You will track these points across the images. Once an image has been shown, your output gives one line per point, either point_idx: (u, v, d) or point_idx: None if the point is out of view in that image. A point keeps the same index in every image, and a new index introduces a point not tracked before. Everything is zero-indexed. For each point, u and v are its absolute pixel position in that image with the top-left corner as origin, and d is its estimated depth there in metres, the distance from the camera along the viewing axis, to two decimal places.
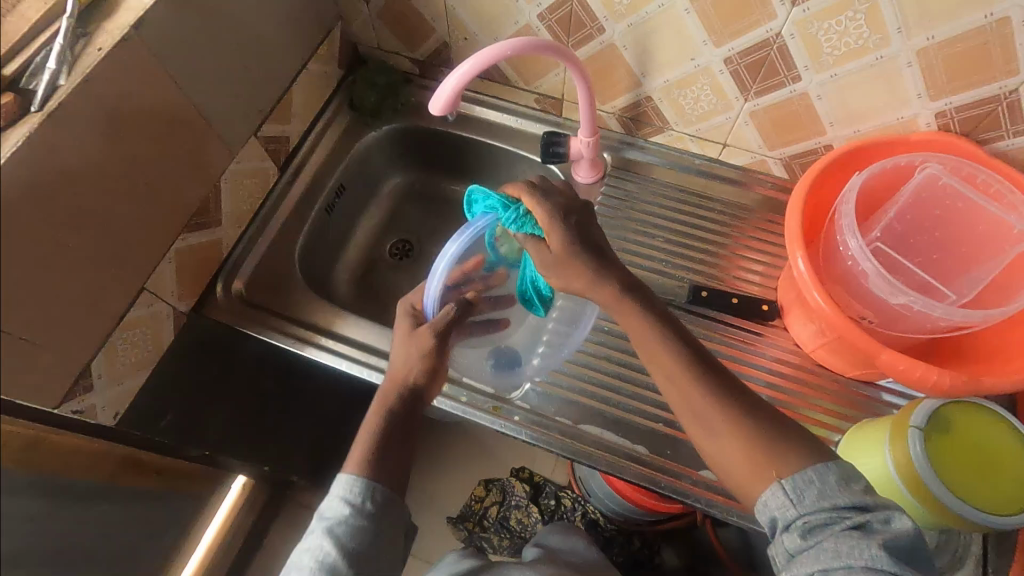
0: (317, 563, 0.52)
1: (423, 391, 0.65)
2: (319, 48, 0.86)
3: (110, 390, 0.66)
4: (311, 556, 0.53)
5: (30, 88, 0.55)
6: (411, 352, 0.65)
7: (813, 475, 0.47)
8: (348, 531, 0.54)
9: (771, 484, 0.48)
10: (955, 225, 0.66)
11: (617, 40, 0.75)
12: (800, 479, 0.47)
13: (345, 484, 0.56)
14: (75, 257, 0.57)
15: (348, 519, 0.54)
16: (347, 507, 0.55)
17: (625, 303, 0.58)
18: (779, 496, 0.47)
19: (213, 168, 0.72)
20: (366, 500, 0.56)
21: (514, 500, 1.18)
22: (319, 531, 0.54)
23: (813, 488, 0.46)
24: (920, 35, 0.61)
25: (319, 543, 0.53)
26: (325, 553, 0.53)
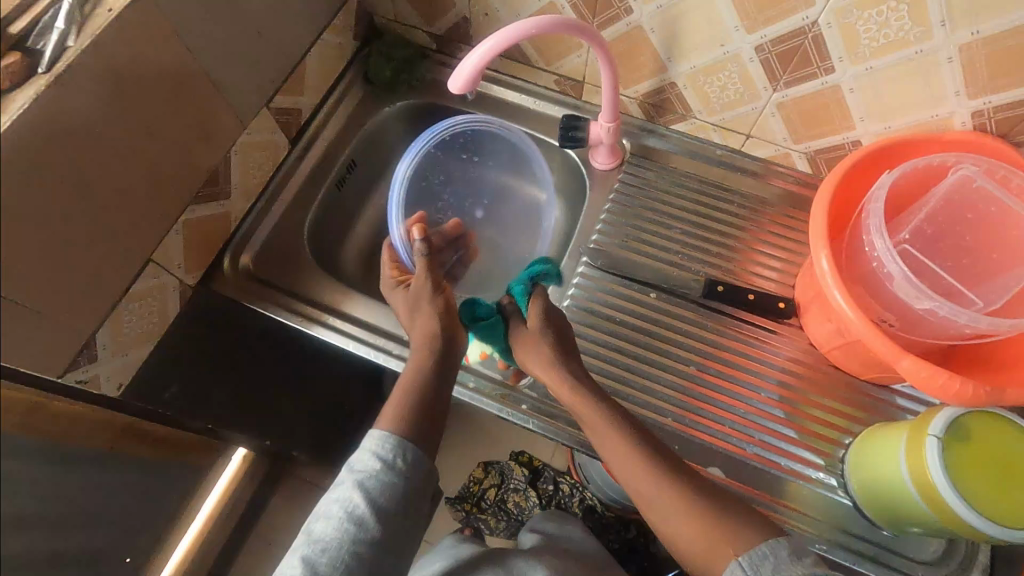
0: (346, 514, 0.52)
1: (453, 344, 0.67)
2: (335, 18, 0.84)
3: (114, 360, 0.64)
4: (339, 506, 0.53)
5: (37, 48, 0.53)
6: (424, 313, 0.68)
7: (766, 551, 0.48)
8: (379, 486, 0.53)
9: (731, 564, 0.49)
10: (986, 229, 0.64)
11: (644, 22, 0.72)
12: (754, 554, 0.48)
13: (377, 440, 0.56)
14: (83, 224, 0.55)
15: (379, 473, 0.54)
16: (378, 462, 0.55)
17: (577, 394, 0.64)
18: (738, 573, 0.48)
19: (224, 139, 0.70)
20: (395, 459, 0.55)
21: (512, 483, 1.18)
22: (349, 484, 0.54)
23: (767, 563, 0.47)
24: (965, 29, 0.58)
25: (348, 494, 0.53)
26: (355, 504, 0.52)
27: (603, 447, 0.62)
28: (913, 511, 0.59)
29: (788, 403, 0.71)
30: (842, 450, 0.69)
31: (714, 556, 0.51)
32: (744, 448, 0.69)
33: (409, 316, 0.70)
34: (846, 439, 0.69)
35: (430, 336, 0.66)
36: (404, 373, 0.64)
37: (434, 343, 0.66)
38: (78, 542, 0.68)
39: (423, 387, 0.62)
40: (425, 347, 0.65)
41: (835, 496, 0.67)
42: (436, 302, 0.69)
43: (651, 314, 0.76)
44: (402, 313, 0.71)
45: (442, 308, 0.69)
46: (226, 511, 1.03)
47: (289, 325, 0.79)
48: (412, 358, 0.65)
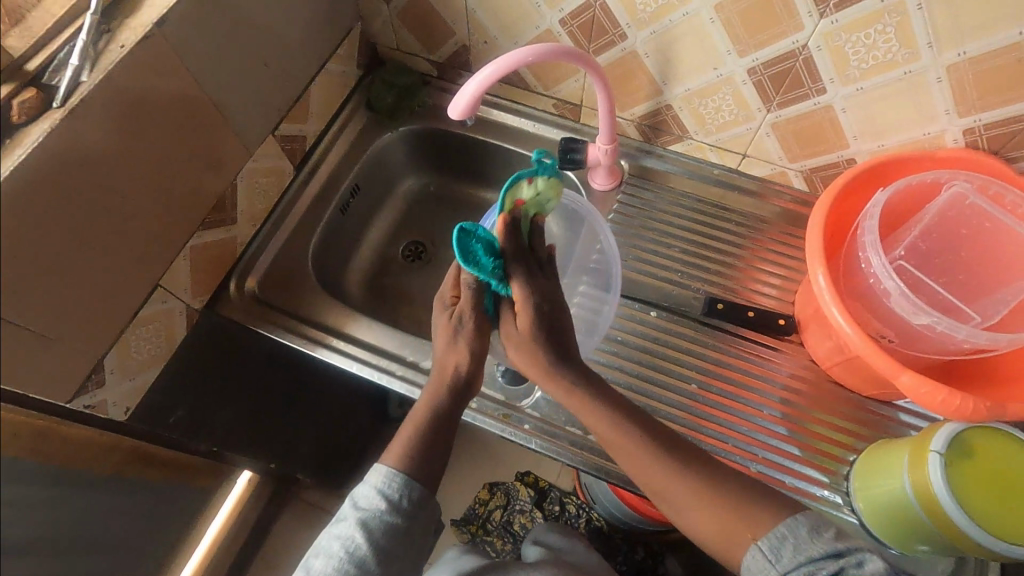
0: (346, 553, 0.52)
1: (474, 377, 0.63)
2: (338, 48, 0.86)
3: (122, 384, 0.66)
4: (340, 544, 0.53)
5: (53, 84, 0.55)
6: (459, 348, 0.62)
7: (784, 531, 0.49)
8: (380, 525, 0.54)
9: (749, 548, 0.49)
10: (981, 246, 0.64)
11: (639, 47, 0.74)
12: (773, 538, 0.49)
13: (383, 477, 0.56)
14: (92, 250, 0.57)
15: (382, 513, 0.54)
16: (382, 500, 0.55)
17: (577, 395, 0.59)
18: (759, 559, 0.48)
19: (230, 166, 0.72)
20: (401, 497, 0.55)
21: (518, 505, 1.17)
22: (352, 521, 0.54)
23: (787, 544, 0.48)
24: (951, 50, 0.60)
25: (350, 533, 0.53)
26: (356, 544, 0.53)
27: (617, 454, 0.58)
28: (916, 527, 0.59)
29: (793, 421, 0.71)
30: (846, 468, 0.68)
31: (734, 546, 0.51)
32: (748, 467, 0.68)
33: (445, 343, 0.63)
34: (850, 456, 0.69)
35: (453, 372, 0.62)
36: (421, 399, 0.62)
37: (461, 377, 0.62)
38: (82, 566, 0.68)
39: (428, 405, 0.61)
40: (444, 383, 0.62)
41: (840, 513, 0.66)
42: (473, 341, 0.62)
43: (652, 333, 0.77)
44: (437, 340, 0.64)
45: (477, 349, 0.63)
46: (230, 535, 1.02)
47: (293, 347, 0.80)
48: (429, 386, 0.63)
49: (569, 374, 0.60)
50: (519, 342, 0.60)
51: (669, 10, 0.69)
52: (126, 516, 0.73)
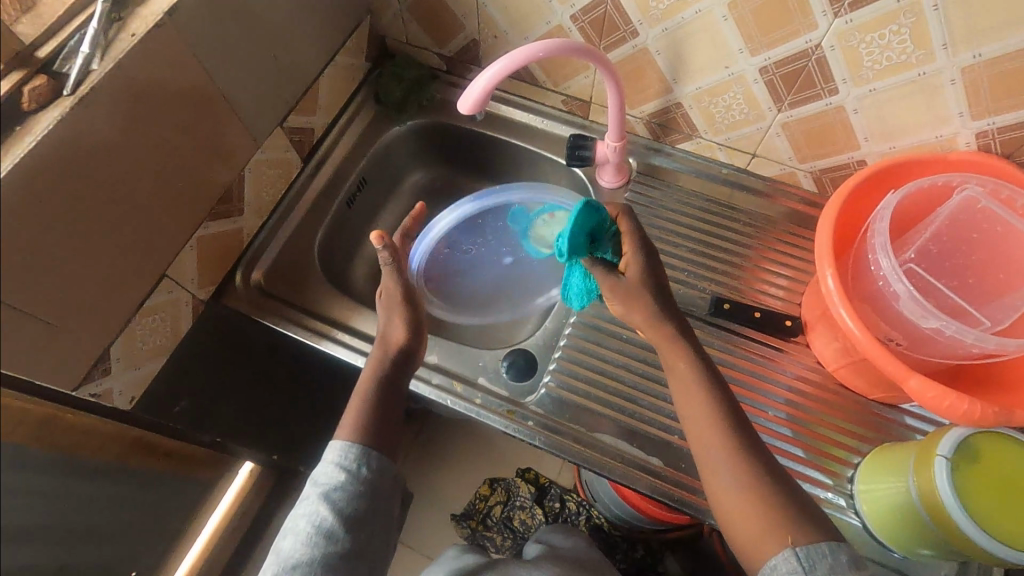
0: (313, 527, 0.53)
1: (412, 348, 0.68)
2: (347, 40, 0.86)
3: (128, 374, 0.66)
4: (306, 520, 0.54)
5: (63, 71, 0.55)
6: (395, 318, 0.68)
7: (826, 549, 0.47)
8: (342, 495, 0.55)
9: (784, 550, 0.48)
10: (992, 249, 0.64)
11: (650, 44, 0.74)
12: (814, 549, 0.47)
13: (339, 451, 0.58)
14: (99, 238, 0.57)
15: (343, 484, 0.56)
16: (340, 472, 0.56)
17: (676, 348, 0.59)
18: (790, 562, 0.47)
19: (239, 156, 0.72)
20: (360, 466, 0.57)
21: (519, 501, 1.18)
22: (314, 497, 0.55)
23: (825, 562, 0.46)
24: (967, 52, 0.59)
25: (315, 508, 0.54)
26: (321, 517, 0.54)
27: (684, 414, 0.58)
28: (922, 530, 0.59)
29: (798, 422, 0.70)
30: (850, 470, 0.68)
31: (763, 545, 0.49)
32: None
33: (384, 319, 0.69)
34: (854, 458, 0.69)
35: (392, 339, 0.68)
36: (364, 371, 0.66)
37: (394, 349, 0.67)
38: (85, 554, 0.68)
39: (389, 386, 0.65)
40: (385, 360, 0.66)
41: (844, 516, 0.66)
42: (407, 314, 0.69)
43: None
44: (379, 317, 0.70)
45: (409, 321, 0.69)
46: (231, 526, 1.03)
47: (298, 339, 0.80)
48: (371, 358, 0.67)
49: (682, 334, 0.60)
50: (627, 291, 0.60)
51: (681, 8, 0.68)
52: (129, 507, 0.73)
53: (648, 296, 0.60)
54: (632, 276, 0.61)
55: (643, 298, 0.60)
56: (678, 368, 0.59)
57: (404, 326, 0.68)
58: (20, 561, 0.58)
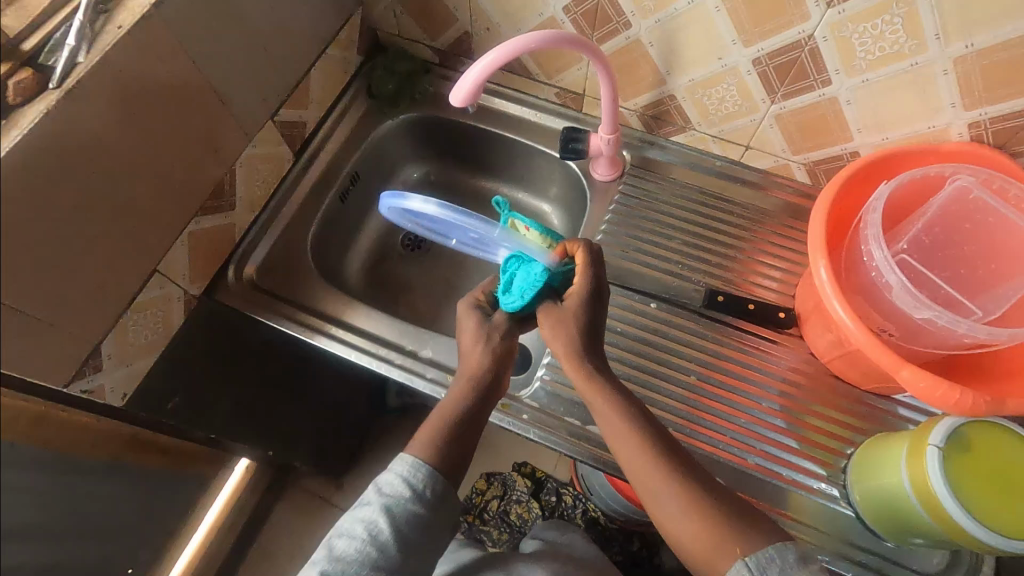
0: (369, 536, 0.53)
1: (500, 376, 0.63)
2: (339, 33, 0.85)
3: (118, 371, 0.65)
4: (362, 527, 0.54)
5: (48, 64, 0.54)
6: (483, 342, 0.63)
7: (772, 552, 0.47)
8: (405, 513, 0.54)
9: (735, 563, 0.48)
10: (985, 240, 0.64)
11: (643, 36, 0.73)
12: (762, 555, 0.47)
13: (407, 466, 0.56)
14: (89, 234, 0.56)
15: (407, 501, 0.55)
16: (407, 488, 0.55)
17: (595, 383, 0.59)
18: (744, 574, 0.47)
19: (229, 151, 0.71)
20: (425, 488, 0.56)
21: (515, 494, 1.17)
22: (376, 506, 0.54)
23: (775, 566, 0.47)
24: (959, 42, 0.59)
25: (374, 518, 0.53)
26: (378, 528, 0.53)
27: (608, 436, 0.58)
28: (916, 521, 0.59)
29: (790, 413, 0.71)
30: (844, 461, 0.68)
31: (717, 556, 0.49)
32: (746, 459, 0.68)
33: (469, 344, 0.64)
34: (848, 449, 0.69)
35: (476, 376, 0.62)
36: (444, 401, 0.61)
37: (481, 377, 0.62)
38: (81, 552, 0.68)
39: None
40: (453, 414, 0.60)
41: (837, 506, 0.67)
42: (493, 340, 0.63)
43: (653, 325, 0.77)
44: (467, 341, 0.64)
45: (501, 350, 0.63)
46: (227, 523, 1.02)
47: (291, 335, 0.80)
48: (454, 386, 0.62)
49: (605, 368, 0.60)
50: (559, 319, 0.60)
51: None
52: (123, 505, 0.73)
53: (579, 328, 0.60)
54: (572, 308, 0.60)
55: (574, 329, 0.60)
56: (597, 397, 0.58)
57: (491, 351, 0.63)
58: (14, 559, 0.58)
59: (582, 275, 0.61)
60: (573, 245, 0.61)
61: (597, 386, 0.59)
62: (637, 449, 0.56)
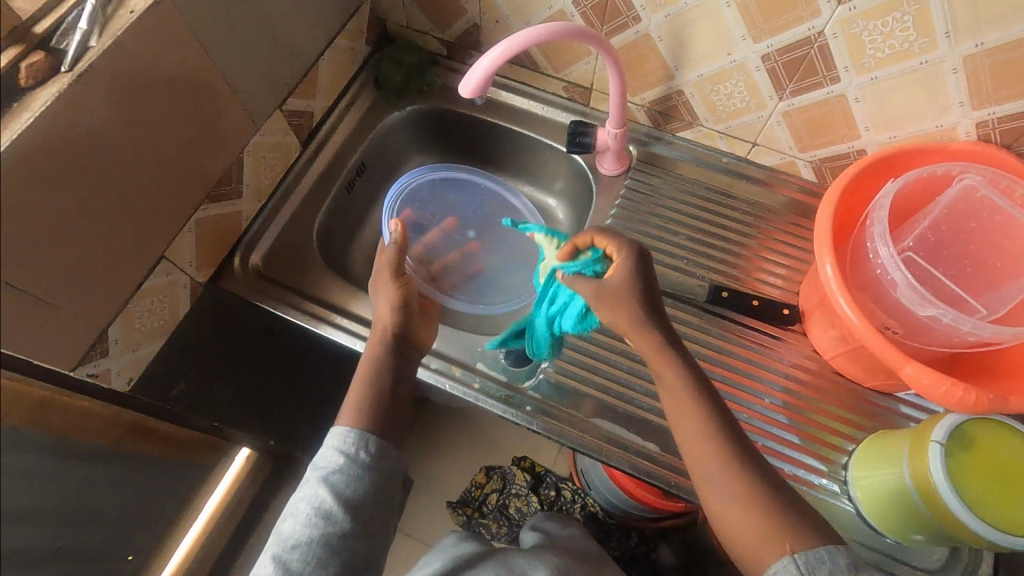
0: (312, 509, 0.55)
1: (407, 332, 0.68)
2: (348, 23, 0.85)
3: (125, 356, 0.66)
4: (305, 503, 0.55)
5: (60, 48, 0.54)
6: (386, 300, 0.68)
7: (824, 554, 0.48)
8: (342, 479, 0.56)
9: (783, 558, 0.49)
10: (990, 239, 0.64)
11: (653, 31, 0.73)
12: (812, 554, 0.48)
13: (338, 436, 0.59)
14: (96, 218, 0.56)
15: (342, 468, 0.57)
16: (339, 456, 0.57)
17: (666, 354, 0.58)
18: (790, 569, 0.48)
19: (237, 139, 0.71)
20: (359, 451, 0.58)
21: (514, 489, 1.18)
22: (314, 481, 0.56)
23: (824, 567, 0.47)
24: (969, 41, 0.59)
25: (314, 491, 0.55)
26: (320, 499, 0.55)
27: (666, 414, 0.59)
28: (916, 517, 0.59)
29: (793, 410, 0.71)
30: (845, 457, 0.69)
31: None
32: None
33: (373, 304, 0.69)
34: (848, 445, 0.69)
35: (385, 329, 0.67)
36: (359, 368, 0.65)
37: (389, 334, 0.67)
38: (83, 537, 0.69)
39: (387, 373, 0.64)
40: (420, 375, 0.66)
41: (838, 502, 0.67)
42: (397, 292, 0.68)
43: None
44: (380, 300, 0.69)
45: (402, 301, 0.67)
46: (227, 512, 1.03)
47: (296, 324, 0.80)
48: (368, 347, 0.67)
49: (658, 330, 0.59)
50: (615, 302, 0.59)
51: None
52: (127, 491, 0.73)
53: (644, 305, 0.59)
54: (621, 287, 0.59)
55: (635, 302, 0.59)
56: (664, 373, 0.59)
57: (396, 310, 0.67)
58: (20, 542, 0.58)
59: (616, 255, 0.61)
60: (581, 237, 0.64)
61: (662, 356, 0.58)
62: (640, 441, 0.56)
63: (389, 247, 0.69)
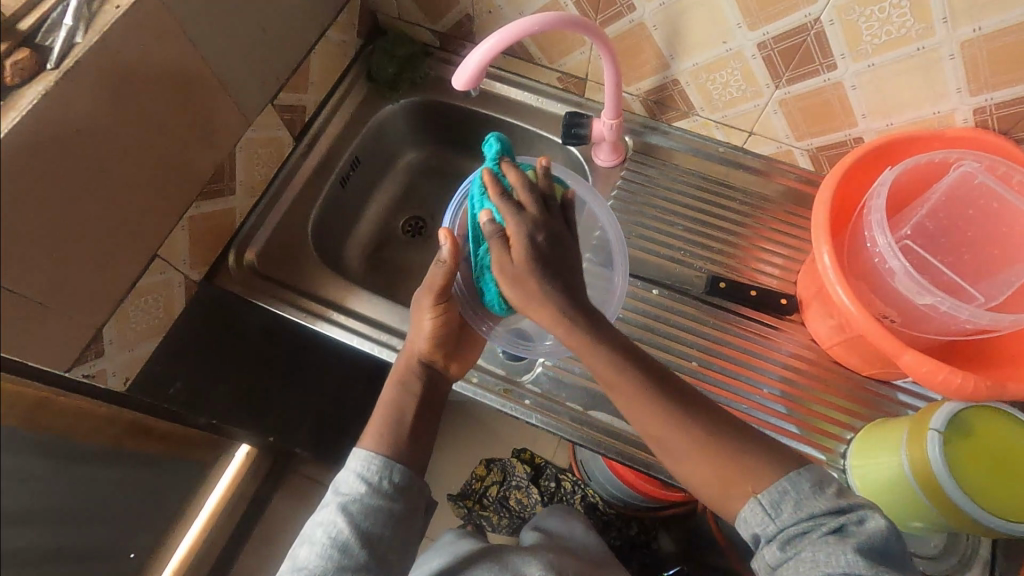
0: (329, 539, 0.54)
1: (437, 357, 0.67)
2: (338, 15, 0.84)
3: (120, 355, 0.65)
4: (323, 531, 0.55)
5: (46, 45, 0.53)
6: (422, 329, 0.66)
7: (787, 485, 0.49)
8: (362, 509, 0.56)
9: (748, 501, 0.49)
10: (988, 225, 0.64)
11: (647, 19, 0.73)
12: (774, 491, 0.49)
13: (362, 462, 0.59)
14: (86, 218, 0.55)
15: (363, 496, 0.56)
16: (362, 485, 0.57)
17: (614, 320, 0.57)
18: (757, 512, 0.48)
19: (228, 135, 0.70)
20: (382, 480, 0.58)
21: (515, 480, 1.17)
22: (333, 507, 0.56)
23: (788, 500, 0.48)
24: (967, 26, 0.59)
25: (332, 519, 0.55)
26: (338, 529, 0.55)
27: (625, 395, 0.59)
28: (912, 503, 0.60)
29: (792, 400, 0.71)
30: (843, 446, 0.69)
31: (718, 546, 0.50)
32: None
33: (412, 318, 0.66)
34: (847, 434, 0.69)
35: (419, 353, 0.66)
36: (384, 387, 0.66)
37: (416, 361, 0.67)
38: (84, 539, 0.68)
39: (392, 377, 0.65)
40: (411, 370, 0.66)
41: None
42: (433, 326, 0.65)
43: (654, 310, 0.77)
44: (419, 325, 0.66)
45: (437, 334, 0.66)
46: (228, 509, 1.03)
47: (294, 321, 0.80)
48: (395, 371, 0.67)
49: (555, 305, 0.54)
50: (515, 278, 0.54)
51: None
52: (126, 491, 0.73)
53: (559, 302, 0.54)
54: (518, 256, 0.54)
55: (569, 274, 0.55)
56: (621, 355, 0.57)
57: (429, 342, 0.66)
58: (21, 543, 0.58)
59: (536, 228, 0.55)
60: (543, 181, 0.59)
61: (621, 341, 0.56)
62: (641, 423, 0.55)
63: (438, 271, 0.61)
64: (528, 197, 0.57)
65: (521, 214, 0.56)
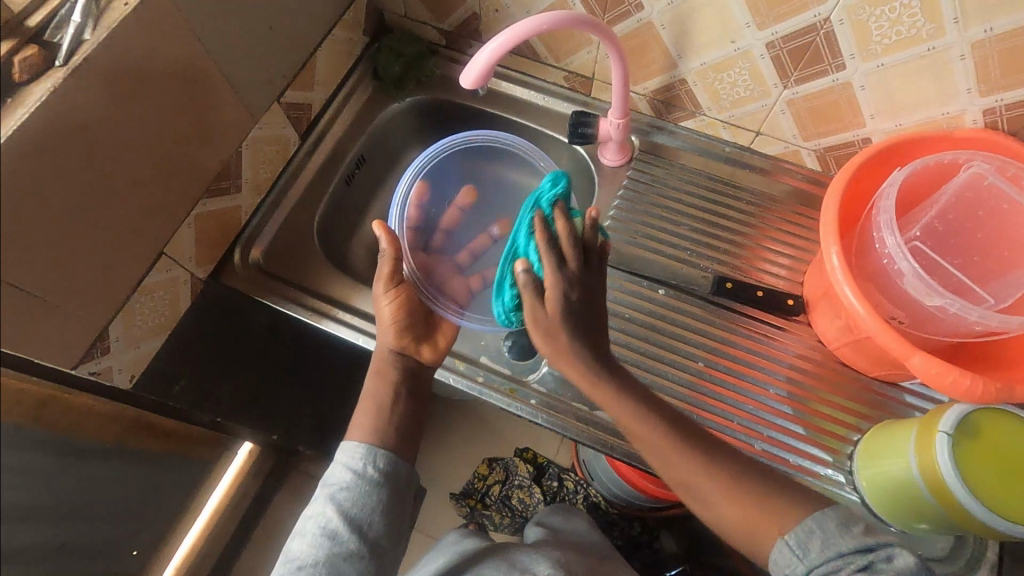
0: (320, 529, 0.55)
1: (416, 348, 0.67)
2: (344, 14, 0.84)
3: (127, 352, 0.65)
4: (314, 522, 0.55)
5: (54, 41, 0.53)
6: (383, 320, 0.66)
7: (812, 525, 0.50)
8: (350, 497, 0.56)
9: (777, 542, 0.51)
10: (998, 226, 0.64)
11: (655, 18, 0.72)
12: (801, 531, 0.50)
13: (349, 453, 0.59)
14: (93, 215, 0.55)
15: (350, 485, 0.57)
16: (349, 474, 0.58)
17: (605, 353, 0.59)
18: (787, 553, 0.50)
19: (234, 133, 0.70)
20: (367, 467, 0.58)
21: (518, 479, 1.18)
22: (323, 499, 0.56)
23: (815, 539, 0.49)
24: (978, 26, 0.58)
25: (322, 510, 0.55)
26: (328, 519, 0.55)
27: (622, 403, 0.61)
28: (919, 505, 0.60)
29: (797, 400, 0.71)
30: (850, 447, 0.69)
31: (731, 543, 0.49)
32: (752, 445, 0.69)
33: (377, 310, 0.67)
34: (853, 435, 0.69)
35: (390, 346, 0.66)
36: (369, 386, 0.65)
37: (392, 355, 0.66)
38: (89, 536, 0.68)
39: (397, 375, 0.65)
40: (386, 363, 0.66)
41: (841, 492, 0.67)
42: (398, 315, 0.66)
43: (660, 310, 0.76)
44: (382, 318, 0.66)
45: (403, 322, 0.66)
46: (231, 506, 1.03)
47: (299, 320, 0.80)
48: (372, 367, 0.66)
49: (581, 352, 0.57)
50: (548, 330, 0.57)
51: None
52: (130, 488, 0.73)
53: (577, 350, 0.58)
54: (553, 309, 0.56)
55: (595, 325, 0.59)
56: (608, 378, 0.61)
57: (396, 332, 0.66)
58: (27, 540, 0.58)
59: (573, 287, 0.57)
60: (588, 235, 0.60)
61: None
62: None
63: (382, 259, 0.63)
64: (571, 250, 0.58)
65: (561, 267, 0.57)
